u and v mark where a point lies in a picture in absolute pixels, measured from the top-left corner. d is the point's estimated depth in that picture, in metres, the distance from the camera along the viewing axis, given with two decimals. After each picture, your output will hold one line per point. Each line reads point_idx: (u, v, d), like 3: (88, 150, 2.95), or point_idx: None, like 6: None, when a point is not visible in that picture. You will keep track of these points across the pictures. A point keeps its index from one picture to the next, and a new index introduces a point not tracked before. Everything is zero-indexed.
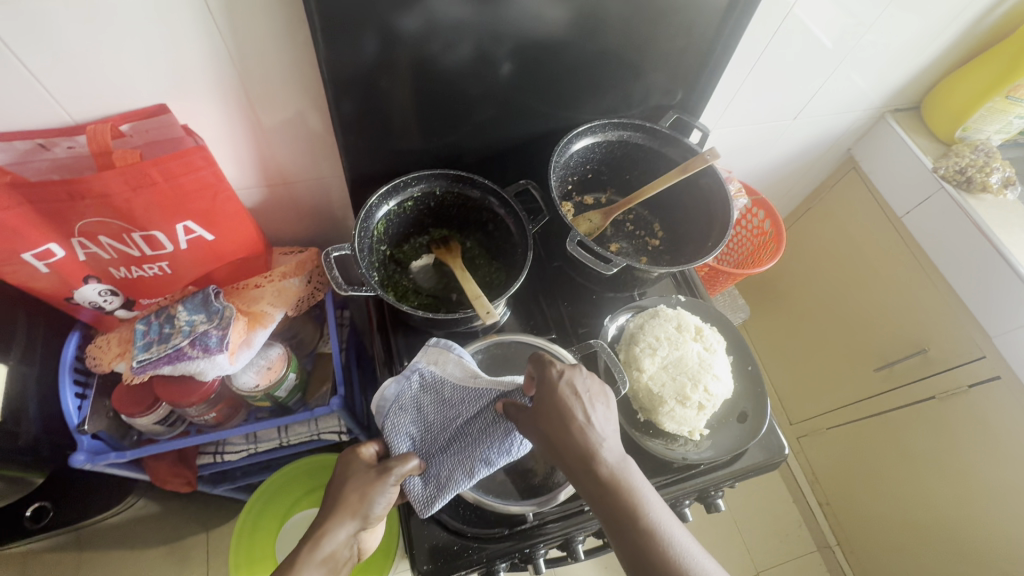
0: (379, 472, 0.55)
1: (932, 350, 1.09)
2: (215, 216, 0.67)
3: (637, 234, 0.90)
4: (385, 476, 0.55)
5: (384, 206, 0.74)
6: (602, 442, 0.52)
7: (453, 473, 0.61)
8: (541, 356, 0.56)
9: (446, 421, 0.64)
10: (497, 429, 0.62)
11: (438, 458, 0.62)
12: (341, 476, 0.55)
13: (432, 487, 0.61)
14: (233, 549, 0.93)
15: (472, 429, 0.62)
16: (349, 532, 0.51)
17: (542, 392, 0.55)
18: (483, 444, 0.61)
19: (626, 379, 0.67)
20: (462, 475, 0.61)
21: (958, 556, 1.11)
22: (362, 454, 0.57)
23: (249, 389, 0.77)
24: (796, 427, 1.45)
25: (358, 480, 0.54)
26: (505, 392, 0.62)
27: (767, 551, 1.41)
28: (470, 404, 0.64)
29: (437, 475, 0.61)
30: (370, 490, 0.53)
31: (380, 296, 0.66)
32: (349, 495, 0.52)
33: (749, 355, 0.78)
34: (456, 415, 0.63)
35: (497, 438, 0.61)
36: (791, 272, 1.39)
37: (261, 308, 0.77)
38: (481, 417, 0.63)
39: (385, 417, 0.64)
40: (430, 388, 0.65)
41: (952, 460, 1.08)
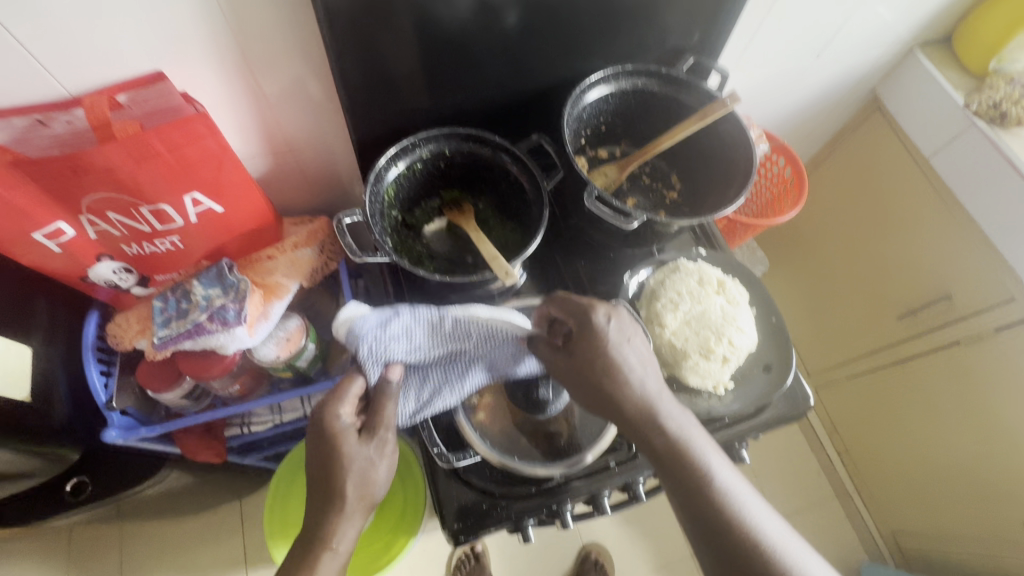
0: (372, 445, 0.58)
1: (957, 295, 1.07)
2: (222, 187, 0.65)
3: (654, 187, 0.87)
4: (378, 449, 0.58)
5: (394, 168, 0.72)
6: (649, 382, 0.56)
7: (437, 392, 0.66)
8: (592, 306, 0.56)
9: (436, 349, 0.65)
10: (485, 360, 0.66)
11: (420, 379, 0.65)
12: (329, 469, 0.56)
13: (414, 404, 0.65)
14: (268, 513, 0.98)
15: (461, 358, 0.66)
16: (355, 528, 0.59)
17: (581, 337, 0.56)
18: (472, 370, 0.66)
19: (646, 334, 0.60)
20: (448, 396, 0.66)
21: (982, 498, 1.12)
22: (346, 432, 0.57)
23: (270, 360, 0.77)
24: (815, 378, 1.45)
25: (356, 471, 0.57)
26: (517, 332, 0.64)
27: (786, 501, 1.43)
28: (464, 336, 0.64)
29: (423, 394, 0.66)
30: (370, 473, 0.57)
31: (395, 261, 0.66)
32: (349, 495, 0.57)
33: (773, 307, 0.77)
34: (442, 343, 0.64)
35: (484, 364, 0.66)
36: (810, 222, 1.36)
37: (276, 280, 0.76)
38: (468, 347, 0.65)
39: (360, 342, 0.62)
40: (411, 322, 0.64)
41: (976, 403, 1.07)
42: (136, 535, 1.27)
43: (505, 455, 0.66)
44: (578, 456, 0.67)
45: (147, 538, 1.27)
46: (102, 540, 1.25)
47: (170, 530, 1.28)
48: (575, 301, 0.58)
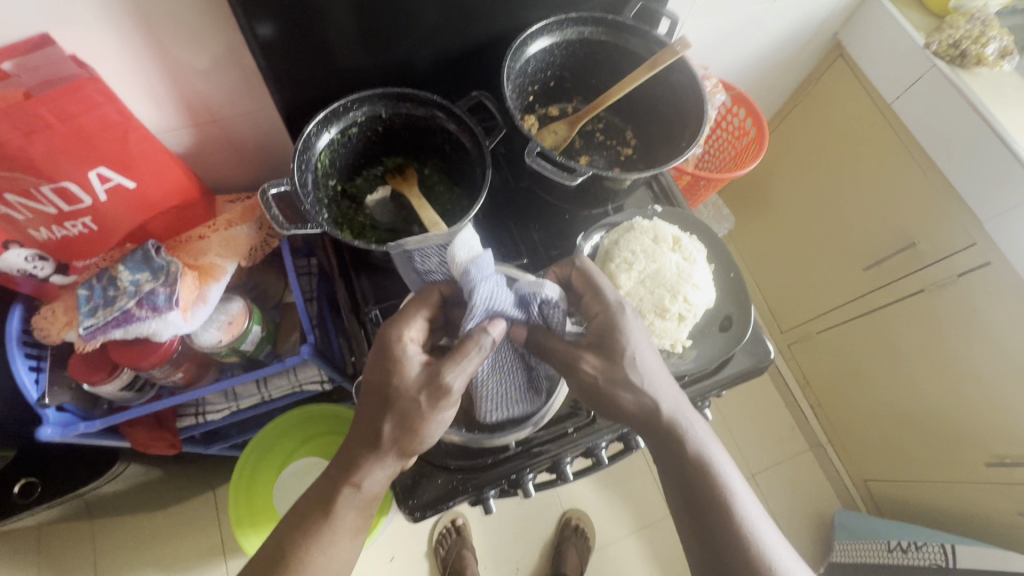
0: (428, 395, 0.50)
1: (921, 243, 1.06)
2: (131, 159, 0.60)
3: (608, 144, 0.83)
4: (437, 403, 0.50)
5: (325, 134, 0.67)
6: (658, 383, 0.56)
7: (493, 399, 0.62)
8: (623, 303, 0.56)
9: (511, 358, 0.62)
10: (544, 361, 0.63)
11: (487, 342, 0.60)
12: (382, 394, 0.51)
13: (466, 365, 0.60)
14: (233, 501, 0.96)
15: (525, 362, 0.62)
16: (390, 472, 0.53)
17: (607, 329, 0.56)
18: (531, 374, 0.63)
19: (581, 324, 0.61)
20: (503, 402, 0.63)
21: (948, 441, 1.14)
22: (410, 357, 0.52)
23: (213, 346, 0.73)
24: (787, 334, 1.46)
25: (402, 410, 0.50)
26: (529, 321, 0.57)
27: (761, 455, 1.45)
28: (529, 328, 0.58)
29: (499, 396, 0.62)
30: (418, 421, 0.51)
31: (328, 232, 0.62)
32: (387, 430, 0.51)
33: (731, 262, 0.75)
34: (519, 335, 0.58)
35: (529, 374, 0.63)
36: (778, 176, 1.34)
37: (210, 260, 0.72)
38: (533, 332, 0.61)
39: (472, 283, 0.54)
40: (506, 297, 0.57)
41: (941, 350, 1.08)
42: (106, 529, 1.24)
43: (465, 431, 0.64)
44: (534, 419, 0.65)
45: (118, 533, 1.25)
46: (72, 536, 1.23)
47: (142, 522, 1.26)
48: (597, 280, 0.59)
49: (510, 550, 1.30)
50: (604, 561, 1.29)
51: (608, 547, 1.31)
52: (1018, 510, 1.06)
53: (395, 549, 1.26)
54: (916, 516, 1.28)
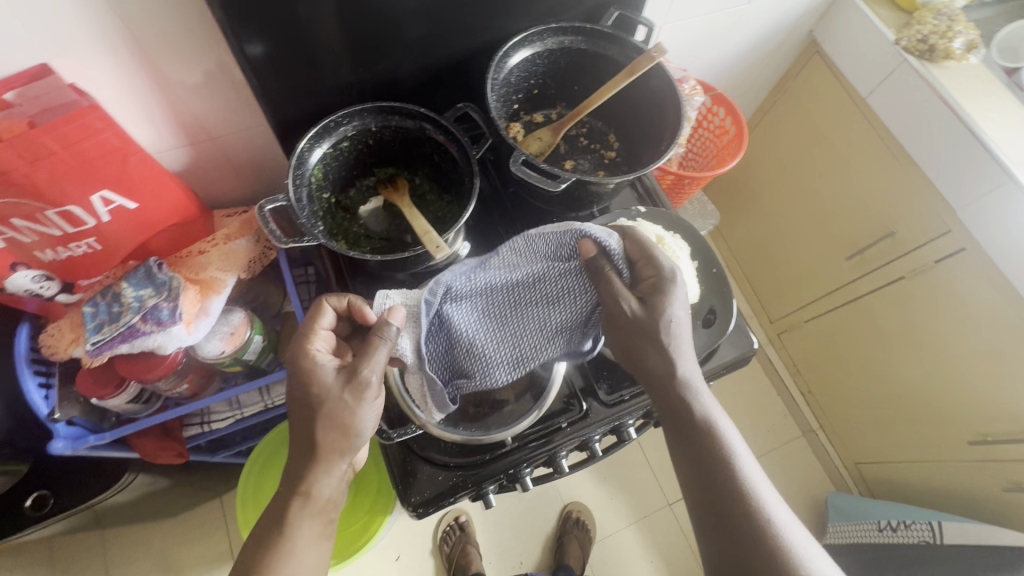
0: (350, 391, 0.54)
1: (899, 232, 1.09)
2: (131, 182, 0.63)
3: (592, 147, 0.86)
4: (359, 394, 0.54)
5: (317, 149, 0.69)
6: (682, 355, 0.58)
7: (508, 359, 0.64)
8: (679, 269, 0.58)
9: (537, 318, 0.63)
10: (566, 317, 0.63)
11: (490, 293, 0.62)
12: (312, 403, 0.54)
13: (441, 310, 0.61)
14: (241, 510, 0.99)
15: (556, 319, 0.63)
16: (339, 477, 0.56)
17: (654, 292, 0.57)
18: (569, 331, 0.64)
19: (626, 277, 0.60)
20: (520, 360, 0.64)
21: (933, 423, 1.18)
22: (322, 368, 0.56)
23: (216, 356, 0.76)
24: (776, 323, 1.50)
25: (331, 412, 0.54)
26: (566, 269, 0.61)
27: (755, 443, 1.48)
28: (548, 283, 0.62)
29: (520, 354, 0.64)
30: (350, 420, 0.54)
31: (324, 244, 0.64)
32: (321, 437, 0.54)
33: (713, 258, 0.78)
34: (537, 293, 0.62)
35: (555, 331, 0.64)
36: (761, 171, 1.37)
37: (211, 274, 0.74)
38: (564, 287, 0.62)
39: (452, 274, 0.62)
40: (546, 245, 0.61)
41: (923, 334, 1.12)
42: (116, 539, 1.27)
43: (464, 430, 0.67)
44: (538, 405, 0.68)
45: (127, 542, 1.27)
46: (83, 546, 1.25)
47: (150, 532, 1.28)
48: (652, 245, 0.59)
49: (514, 545, 1.33)
50: (605, 552, 1.33)
51: (608, 538, 1.34)
52: (1002, 486, 1.10)
53: (400, 548, 1.29)
54: (905, 496, 1.32)
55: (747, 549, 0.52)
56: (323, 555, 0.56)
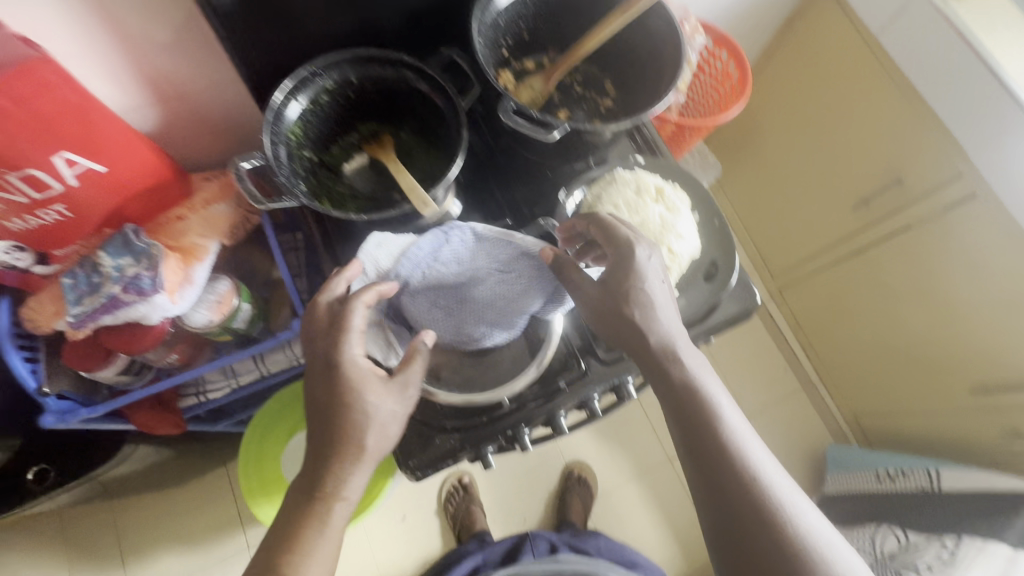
0: (394, 392, 0.57)
1: (907, 178, 1.06)
2: (97, 142, 0.59)
3: (587, 96, 0.81)
4: (404, 392, 0.58)
5: (294, 103, 0.65)
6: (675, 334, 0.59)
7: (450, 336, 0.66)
8: (637, 241, 0.59)
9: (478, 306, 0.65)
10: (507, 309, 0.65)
11: (438, 288, 0.64)
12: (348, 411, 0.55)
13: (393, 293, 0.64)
14: (243, 477, 0.99)
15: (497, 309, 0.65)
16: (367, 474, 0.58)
17: (618, 268, 0.59)
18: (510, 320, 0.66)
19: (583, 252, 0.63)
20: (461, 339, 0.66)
21: (935, 372, 1.17)
22: (365, 375, 0.57)
23: (204, 325, 0.73)
24: (777, 279, 1.47)
25: (381, 417, 0.56)
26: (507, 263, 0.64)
27: (755, 397, 1.47)
28: (491, 277, 0.64)
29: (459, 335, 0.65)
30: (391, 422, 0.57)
31: (307, 205, 0.61)
32: (370, 443, 0.56)
33: (716, 209, 0.75)
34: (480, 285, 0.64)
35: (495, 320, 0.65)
36: (764, 119, 1.32)
37: (191, 241, 0.72)
38: (505, 281, 0.64)
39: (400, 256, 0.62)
40: (498, 257, 0.64)
41: (928, 283, 1.10)
42: (125, 506, 1.29)
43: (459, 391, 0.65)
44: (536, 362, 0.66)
45: (136, 510, 1.29)
46: (94, 515, 1.28)
47: (158, 500, 1.30)
48: (613, 225, 0.61)
49: (517, 501, 1.35)
50: (608, 507, 1.35)
51: (611, 493, 1.37)
52: (1002, 433, 1.11)
53: (406, 509, 1.31)
54: (904, 444, 1.33)
55: (734, 503, 0.53)
56: (323, 519, 0.56)
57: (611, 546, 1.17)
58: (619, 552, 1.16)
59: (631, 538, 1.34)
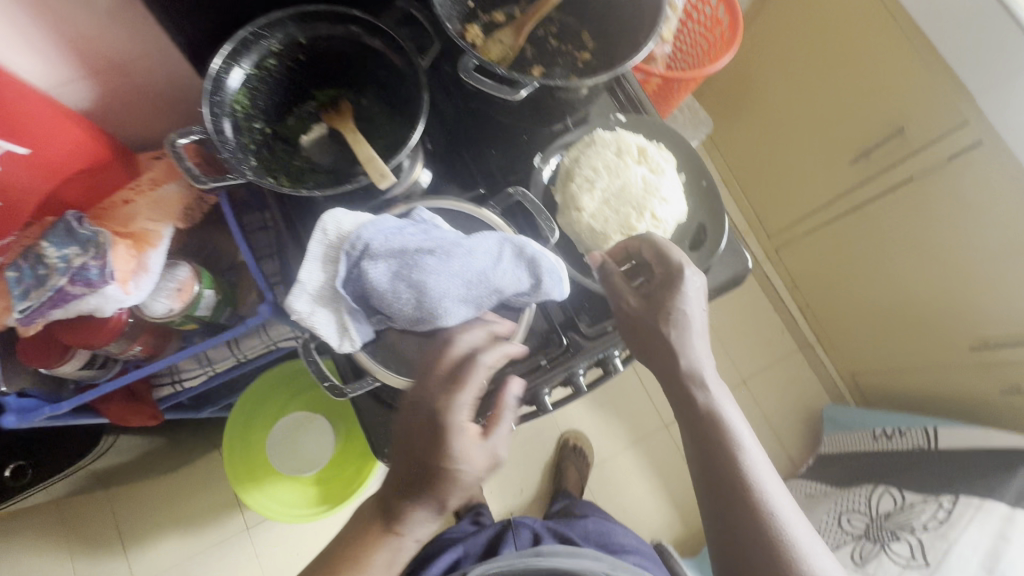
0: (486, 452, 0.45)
1: (909, 128, 1.00)
2: (15, 120, 0.54)
3: (563, 49, 0.73)
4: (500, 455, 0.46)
5: (236, 70, 0.59)
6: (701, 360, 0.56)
7: (433, 309, 0.48)
8: (687, 265, 0.55)
9: (467, 272, 0.48)
10: (504, 277, 0.49)
11: (415, 263, 0.47)
12: (426, 466, 0.44)
13: (356, 264, 0.47)
14: (228, 462, 0.97)
15: (493, 279, 0.49)
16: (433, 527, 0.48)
17: (665, 287, 0.56)
18: (510, 288, 0.50)
19: (555, 228, 0.57)
20: (447, 312, 0.48)
21: (935, 329, 1.14)
22: (463, 434, 0.44)
23: (164, 315, 0.69)
24: (774, 239, 1.42)
25: (468, 482, 0.45)
26: (499, 239, 0.51)
27: (751, 360, 1.44)
28: (481, 248, 0.49)
29: (444, 307, 0.48)
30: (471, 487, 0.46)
31: (254, 181, 0.56)
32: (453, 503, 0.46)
33: (704, 169, 0.70)
34: (468, 253, 0.48)
35: (491, 288, 0.49)
36: (759, 70, 1.24)
37: (141, 225, 0.67)
38: (499, 252, 0.50)
39: (363, 232, 0.48)
40: (492, 246, 0.50)
41: (929, 238, 1.06)
42: (121, 496, 1.28)
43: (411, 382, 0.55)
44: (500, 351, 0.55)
45: (130, 498, 1.29)
46: (88, 505, 1.27)
47: (151, 488, 1.29)
48: (665, 244, 0.57)
49: (514, 473, 1.34)
50: (605, 475, 1.35)
51: (607, 461, 1.36)
52: (1000, 390, 1.09)
53: None
54: (902, 402, 1.31)
55: (743, 535, 0.52)
56: None
57: (601, 529, 0.91)
58: (611, 538, 0.90)
59: (628, 505, 1.34)
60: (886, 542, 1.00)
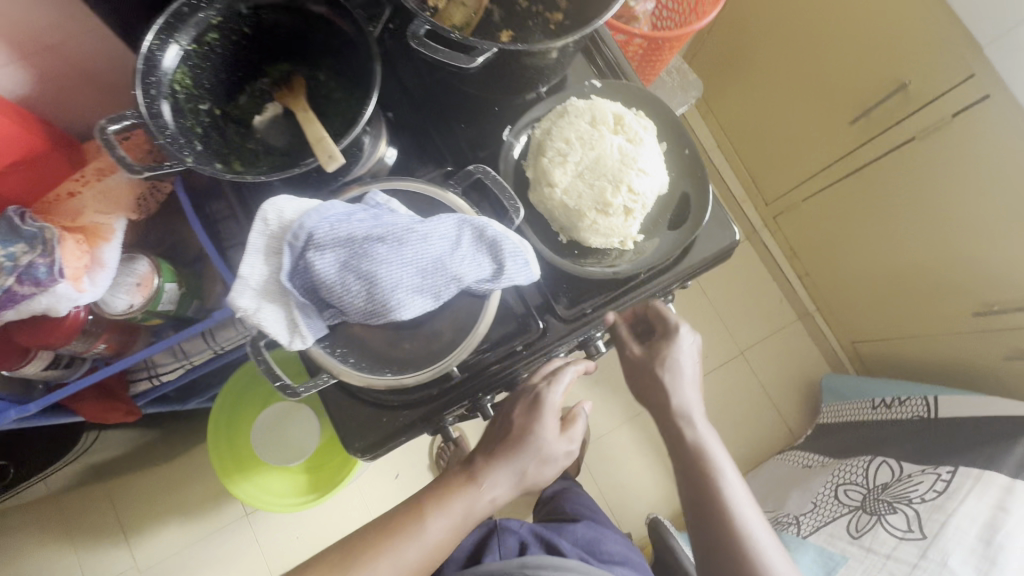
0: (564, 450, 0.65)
1: (912, 83, 0.94)
2: None
3: (533, 11, 0.68)
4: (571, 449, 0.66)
5: (172, 47, 0.55)
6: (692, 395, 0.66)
7: (388, 302, 0.45)
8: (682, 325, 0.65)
9: (421, 261, 0.45)
10: (462, 265, 0.46)
11: (365, 252, 0.44)
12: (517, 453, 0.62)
13: (301, 255, 0.44)
14: (215, 456, 0.97)
15: (450, 267, 0.45)
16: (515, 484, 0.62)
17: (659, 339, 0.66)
18: (470, 275, 0.46)
19: (520, 205, 0.53)
20: (404, 305, 0.45)
21: (938, 295, 1.10)
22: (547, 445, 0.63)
23: (124, 311, 0.66)
24: (772, 206, 1.37)
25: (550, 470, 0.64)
26: (456, 220, 0.47)
27: (750, 332, 1.41)
28: (435, 232, 0.46)
29: (400, 300, 0.45)
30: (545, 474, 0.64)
31: (192, 167, 0.52)
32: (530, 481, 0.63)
33: (686, 136, 0.65)
34: (421, 239, 0.45)
35: (448, 276, 0.45)
36: (753, 26, 1.17)
37: (91, 219, 0.63)
38: (455, 236, 0.46)
39: (307, 219, 0.44)
40: (449, 229, 0.46)
41: (933, 200, 1.01)
42: (120, 487, 1.29)
43: (379, 374, 0.53)
44: (471, 334, 0.53)
45: (128, 488, 1.29)
46: (86, 497, 1.28)
47: (148, 478, 1.29)
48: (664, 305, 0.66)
49: None
50: (601, 451, 1.34)
51: (603, 438, 1.35)
52: (1005, 355, 1.06)
53: (399, 467, 1.34)
54: (902, 370, 1.28)
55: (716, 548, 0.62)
56: None
57: (589, 536, 0.87)
58: (599, 545, 0.86)
59: (625, 479, 1.34)
60: (882, 514, 0.98)
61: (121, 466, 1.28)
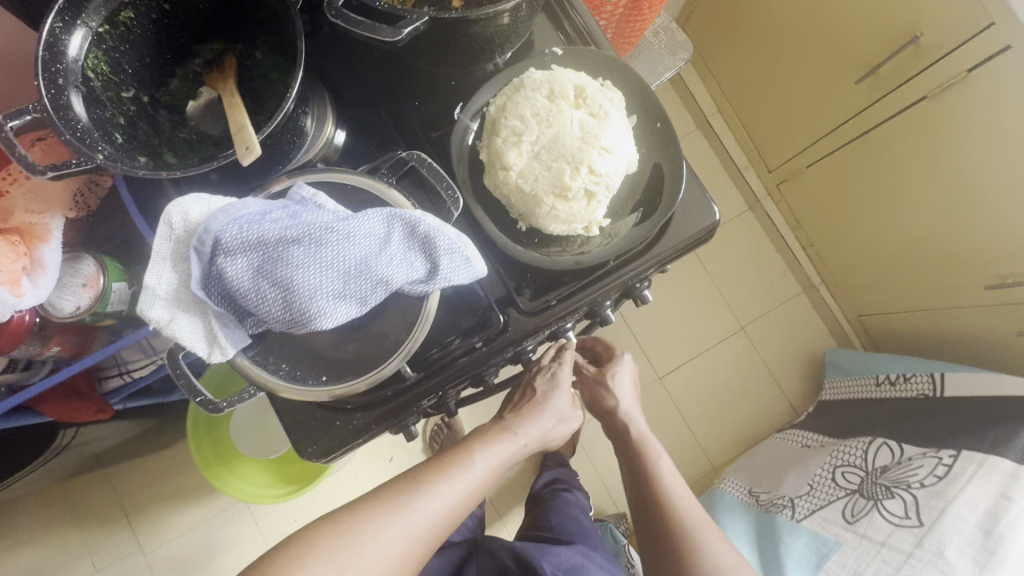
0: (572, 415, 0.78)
1: (925, 36, 0.84)
2: None
3: None
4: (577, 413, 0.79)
5: (79, 29, 0.48)
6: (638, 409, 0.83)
7: (308, 311, 0.41)
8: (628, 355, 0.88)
9: (343, 263, 0.41)
10: (389, 266, 0.42)
11: (280, 255, 0.40)
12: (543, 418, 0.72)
13: (210, 261, 0.40)
14: (199, 454, 0.96)
15: (375, 269, 0.41)
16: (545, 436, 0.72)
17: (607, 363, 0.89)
18: (400, 277, 0.43)
19: (458, 196, 0.49)
20: (327, 312, 0.41)
21: (950, 266, 1.03)
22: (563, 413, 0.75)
23: (70, 313, 0.63)
24: (776, 173, 1.29)
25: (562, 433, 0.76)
26: (384, 215, 0.43)
27: (751, 307, 1.35)
28: (359, 229, 0.41)
29: (321, 307, 0.41)
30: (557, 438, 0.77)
31: (109, 167, 0.46)
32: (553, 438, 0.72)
33: (657, 108, 0.59)
34: (343, 238, 0.41)
35: (375, 279, 0.42)
36: None
37: (22, 220, 0.60)
38: (383, 233, 0.42)
39: (216, 219, 0.40)
40: (375, 226, 0.42)
41: (945, 165, 0.93)
42: (118, 475, 1.30)
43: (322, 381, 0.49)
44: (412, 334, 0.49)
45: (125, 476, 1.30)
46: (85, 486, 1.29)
47: (145, 465, 1.30)
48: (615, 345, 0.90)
49: None
50: (596, 432, 1.31)
51: None
52: (1017, 330, 0.99)
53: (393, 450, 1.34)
54: (911, 344, 1.23)
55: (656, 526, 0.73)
56: None
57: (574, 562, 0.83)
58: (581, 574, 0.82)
59: None
60: (880, 499, 0.94)
61: (117, 456, 1.29)
